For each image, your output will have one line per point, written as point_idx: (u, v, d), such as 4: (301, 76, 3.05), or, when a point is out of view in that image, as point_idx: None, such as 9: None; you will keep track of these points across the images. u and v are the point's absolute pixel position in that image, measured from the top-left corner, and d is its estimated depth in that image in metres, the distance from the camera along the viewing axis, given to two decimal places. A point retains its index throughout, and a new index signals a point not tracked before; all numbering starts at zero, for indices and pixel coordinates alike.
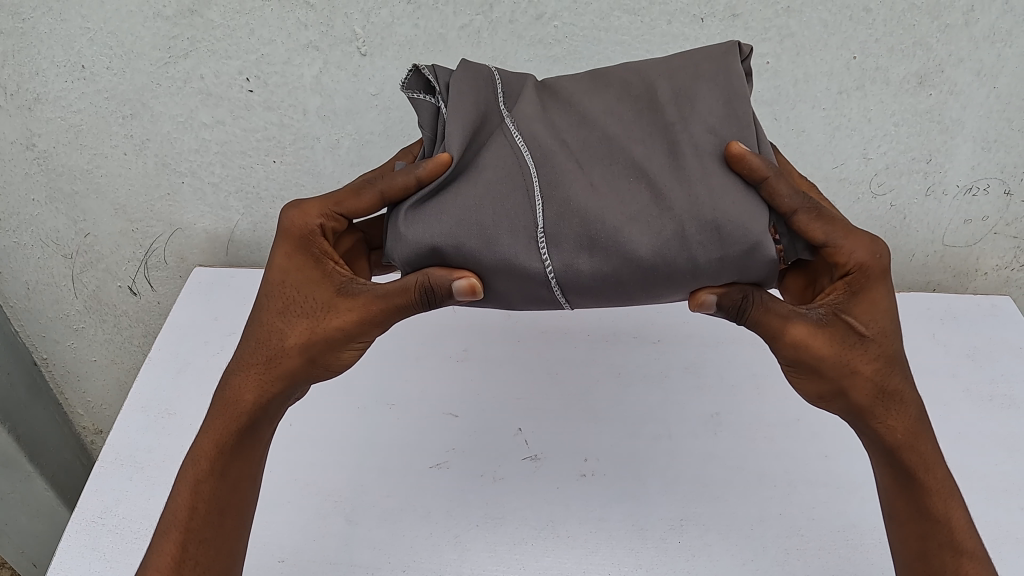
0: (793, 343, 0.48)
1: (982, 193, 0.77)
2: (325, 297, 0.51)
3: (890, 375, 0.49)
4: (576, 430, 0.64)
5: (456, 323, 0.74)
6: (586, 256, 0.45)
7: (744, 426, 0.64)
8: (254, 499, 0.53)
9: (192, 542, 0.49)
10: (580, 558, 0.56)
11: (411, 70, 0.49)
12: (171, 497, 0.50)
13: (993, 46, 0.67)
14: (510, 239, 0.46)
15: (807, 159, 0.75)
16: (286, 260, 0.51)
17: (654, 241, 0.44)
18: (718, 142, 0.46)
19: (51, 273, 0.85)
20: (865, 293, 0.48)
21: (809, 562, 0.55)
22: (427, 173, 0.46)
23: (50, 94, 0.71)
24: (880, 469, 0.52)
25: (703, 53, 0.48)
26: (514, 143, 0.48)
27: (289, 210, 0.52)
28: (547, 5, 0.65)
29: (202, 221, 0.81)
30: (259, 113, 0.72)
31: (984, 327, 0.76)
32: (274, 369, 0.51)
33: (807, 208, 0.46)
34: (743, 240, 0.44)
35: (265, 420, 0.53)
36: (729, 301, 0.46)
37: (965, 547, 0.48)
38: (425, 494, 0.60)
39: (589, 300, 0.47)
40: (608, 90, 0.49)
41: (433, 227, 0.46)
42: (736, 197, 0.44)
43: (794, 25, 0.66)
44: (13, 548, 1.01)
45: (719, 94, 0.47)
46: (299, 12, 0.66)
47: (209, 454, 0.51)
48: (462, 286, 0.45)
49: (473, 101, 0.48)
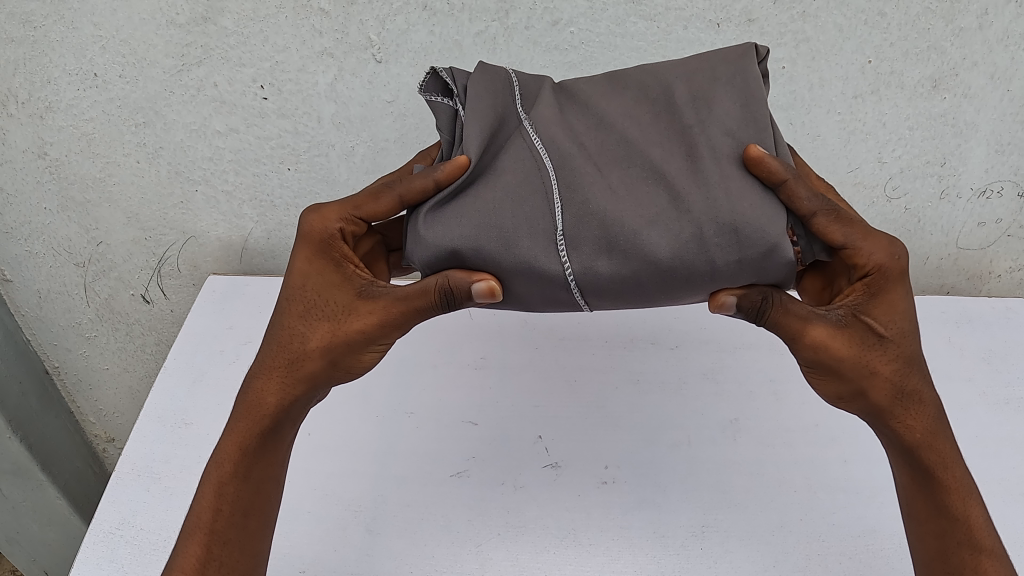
0: (813, 344, 0.48)
1: (996, 196, 0.77)
2: (345, 301, 0.50)
3: (909, 376, 0.49)
4: (596, 437, 0.64)
5: (470, 329, 0.74)
6: (605, 258, 0.45)
7: (762, 432, 0.64)
8: (276, 501, 0.53)
9: (216, 543, 0.49)
10: (602, 565, 0.55)
11: (428, 73, 0.49)
12: (195, 500, 0.50)
13: (1008, 49, 0.67)
14: (529, 242, 0.45)
15: (822, 163, 0.75)
16: (306, 264, 0.51)
17: (673, 242, 0.44)
18: (736, 144, 0.46)
19: (64, 282, 0.84)
20: (883, 294, 0.48)
21: (831, 567, 0.55)
22: (444, 176, 0.46)
23: (62, 102, 0.70)
24: (898, 468, 0.52)
25: (719, 55, 0.48)
26: (532, 145, 0.47)
27: (308, 214, 0.51)
28: (563, 11, 0.65)
29: (215, 229, 0.80)
30: (273, 120, 0.72)
31: (999, 331, 0.76)
32: (296, 371, 0.51)
33: (826, 210, 0.45)
34: (761, 243, 0.43)
35: (288, 421, 0.52)
36: (750, 302, 0.46)
37: (984, 544, 0.48)
38: (447, 503, 0.60)
39: (609, 303, 0.47)
40: (626, 93, 0.49)
41: (451, 230, 0.46)
42: (755, 200, 0.44)
43: (810, 30, 0.66)
44: (26, 556, 1.01)
45: (737, 97, 0.46)
46: (313, 19, 0.65)
47: (232, 456, 0.51)
48: (482, 289, 0.45)
49: (491, 103, 0.48)
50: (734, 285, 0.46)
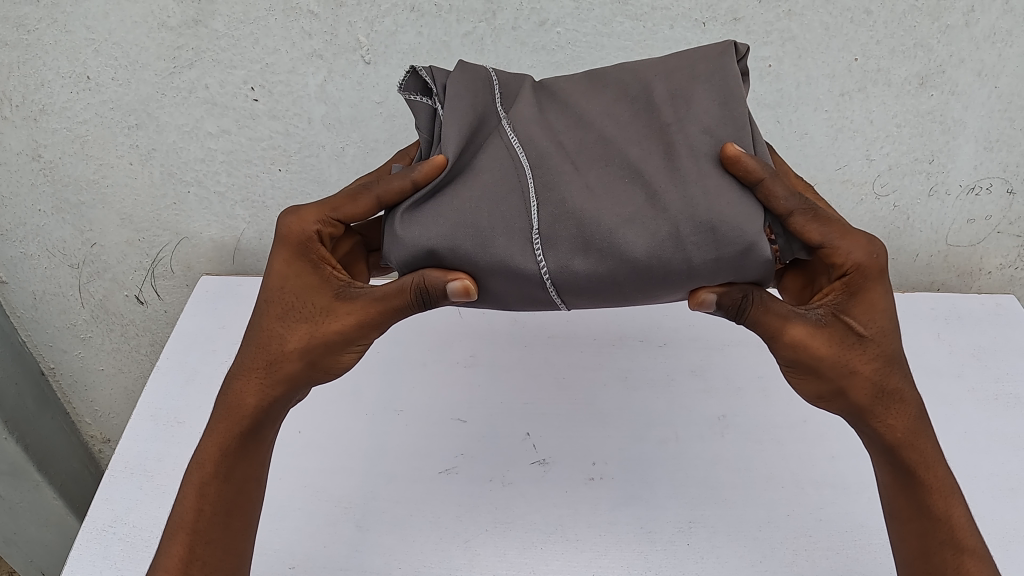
0: (792, 344, 0.48)
1: (985, 193, 0.77)
2: (323, 302, 0.51)
3: (890, 375, 0.49)
4: (584, 434, 0.64)
5: (459, 327, 0.74)
6: (581, 257, 0.45)
7: (749, 429, 0.64)
8: (259, 500, 0.54)
9: (199, 543, 0.49)
10: (589, 561, 0.56)
11: (408, 72, 0.49)
12: (178, 501, 0.51)
13: (994, 46, 0.67)
14: (506, 241, 0.46)
15: (810, 161, 0.75)
16: (284, 266, 0.51)
17: (648, 241, 0.44)
18: (713, 142, 0.46)
19: (59, 283, 0.85)
20: (863, 293, 0.48)
21: (817, 562, 0.55)
22: (421, 177, 0.46)
23: (56, 105, 0.71)
24: (881, 468, 0.52)
25: (699, 53, 0.48)
26: (510, 144, 0.48)
27: (285, 217, 0.52)
28: (550, 12, 0.65)
29: (208, 230, 0.81)
30: (264, 122, 0.72)
31: (988, 327, 0.76)
32: (275, 372, 0.52)
33: (804, 209, 0.46)
34: (738, 241, 0.44)
35: (268, 422, 0.53)
36: (730, 301, 0.47)
37: (967, 545, 0.49)
38: (436, 499, 0.60)
39: (586, 300, 0.47)
40: (605, 91, 0.49)
41: (428, 230, 0.46)
42: (731, 198, 0.44)
43: (796, 28, 0.66)
44: (22, 556, 1.02)
45: (716, 95, 0.47)
46: (303, 21, 0.66)
47: (213, 457, 0.51)
48: (457, 288, 0.46)
49: (470, 102, 0.48)
50: (713, 283, 0.46)
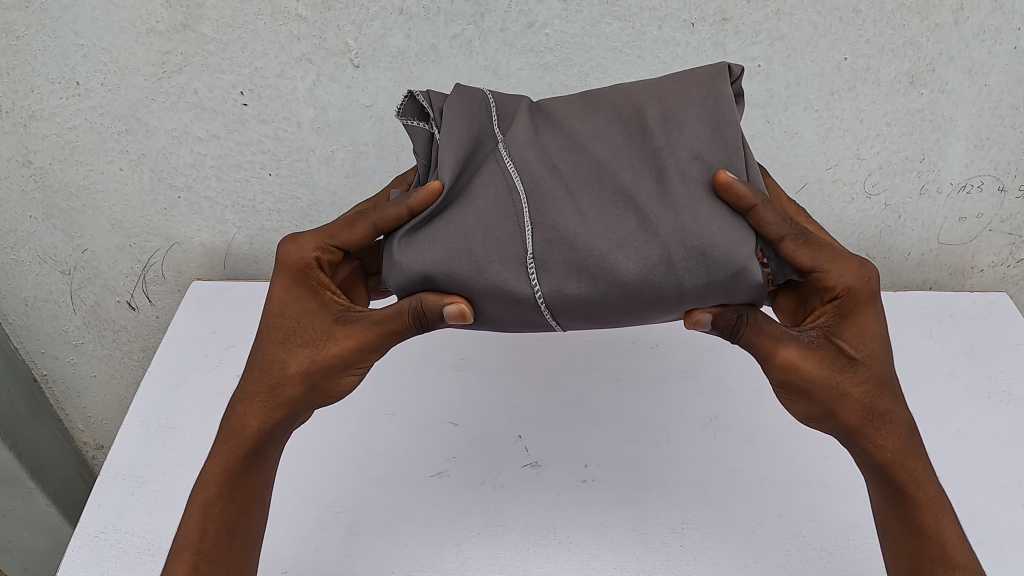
0: (783, 365, 0.48)
1: (976, 190, 0.77)
2: (323, 326, 0.51)
3: (880, 397, 0.49)
4: (578, 439, 0.64)
5: (455, 337, 0.74)
6: (574, 280, 0.45)
7: (743, 429, 0.64)
8: (262, 519, 0.54)
9: (202, 562, 0.49)
10: (582, 563, 0.56)
11: (405, 97, 0.48)
12: (182, 521, 0.51)
13: (984, 44, 0.67)
14: (499, 266, 0.45)
15: (801, 160, 0.75)
16: (285, 292, 0.51)
17: (641, 265, 0.44)
18: (705, 167, 0.46)
19: (50, 289, 0.85)
20: (854, 316, 0.48)
21: (811, 563, 0.55)
22: (418, 204, 0.46)
23: (45, 111, 0.71)
24: (872, 487, 0.52)
25: (693, 76, 0.48)
26: (505, 169, 0.48)
27: (284, 244, 0.52)
28: (538, 14, 0.65)
29: (198, 235, 0.81)
30: (253, 126, 0.72)
31: (981, 324, 0.76)
32: (276, 396, 0.51)
33: (794, 235, 0.46)
34: (729, 265, 0.44)
35: (271, 444, 0.53)
36: (725, 321, 0.47)
37: (958, 562, 0.49)
38: (428, 502, 0.60)
39: (579, 322, 0.47)
40: (599, 114, 0.49)
41: (425, 255, 0.46)
42: (722, 223, 0.44)
43: (785, 28, 0.66)
44: (17, 561, 1.03)
45: (707, 120, 0.47)
46: (291, 25, 0.66)
47: (217, 478, 0.51)
48: (452, 312, 0.45)
49: (467, 126, 0.48)
50: (708, 304, 0.46)
